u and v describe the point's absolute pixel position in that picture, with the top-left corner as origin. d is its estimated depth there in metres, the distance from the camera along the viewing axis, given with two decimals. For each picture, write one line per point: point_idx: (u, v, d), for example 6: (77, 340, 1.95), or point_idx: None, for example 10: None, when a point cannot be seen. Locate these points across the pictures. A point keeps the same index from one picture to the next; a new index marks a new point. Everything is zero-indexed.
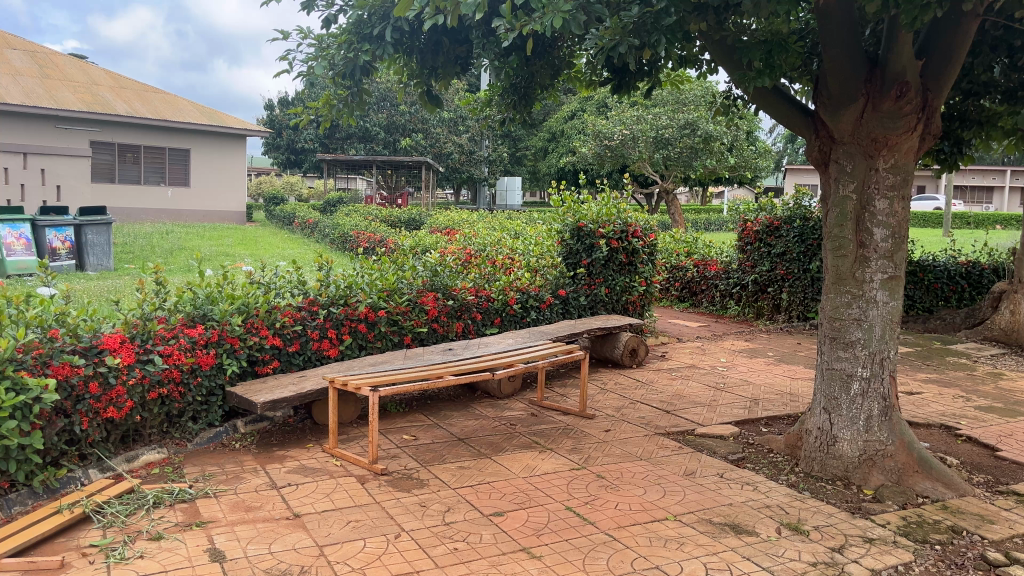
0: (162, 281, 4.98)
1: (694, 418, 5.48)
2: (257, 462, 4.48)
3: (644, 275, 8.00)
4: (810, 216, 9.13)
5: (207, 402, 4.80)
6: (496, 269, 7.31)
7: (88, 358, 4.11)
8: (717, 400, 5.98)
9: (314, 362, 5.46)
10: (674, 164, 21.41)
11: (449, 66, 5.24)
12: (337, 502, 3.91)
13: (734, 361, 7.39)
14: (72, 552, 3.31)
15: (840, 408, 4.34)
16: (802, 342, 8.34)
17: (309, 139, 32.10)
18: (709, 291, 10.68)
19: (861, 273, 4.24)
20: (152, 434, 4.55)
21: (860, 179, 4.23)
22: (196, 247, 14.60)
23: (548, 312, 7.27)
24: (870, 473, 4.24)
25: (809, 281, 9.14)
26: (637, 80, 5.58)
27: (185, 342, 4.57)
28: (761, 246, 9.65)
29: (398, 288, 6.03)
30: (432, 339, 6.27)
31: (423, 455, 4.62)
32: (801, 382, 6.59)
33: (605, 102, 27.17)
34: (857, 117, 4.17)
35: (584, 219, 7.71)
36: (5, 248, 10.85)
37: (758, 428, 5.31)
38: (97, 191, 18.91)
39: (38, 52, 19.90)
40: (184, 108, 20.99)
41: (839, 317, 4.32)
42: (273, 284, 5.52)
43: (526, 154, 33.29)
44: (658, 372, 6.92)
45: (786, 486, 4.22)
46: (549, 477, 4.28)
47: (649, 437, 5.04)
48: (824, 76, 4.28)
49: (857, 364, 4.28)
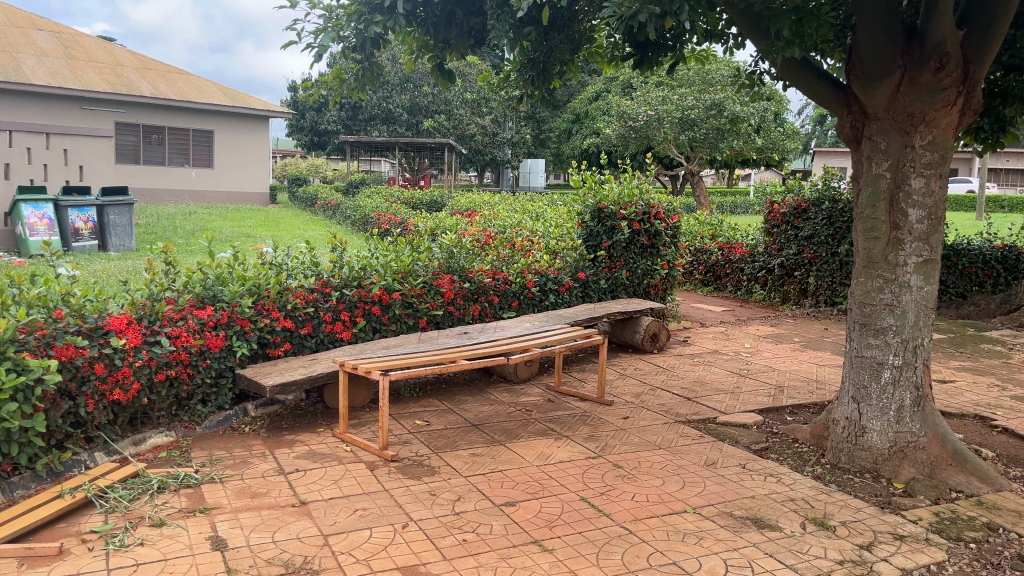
0: (171, 261, 4.87)
1: (716, 406, 5.30)
2: (266, 446, 4.38)
3: (667, 258, 7.78)
4: (839, 198, 8.83)
5: (217, 384, 4.72)
6: (515, 251, 7.19)
7: (93, 340, 4.02)
8: (741, 387, 5.80)
9: (327, 345, 5.36)
10: (700, 146, 21.03)
11: (462, 39, 5.08)
12: (345, 489, 3.80)
13: (759, 347, 7.18)
14: (72, 538, 3.23)
15: (870, 397, 4.15)
16: (830, 328, 8.10)
17: (332, 121, 31.45)
18: (734, 275, 10.45)
19: (894, 257, 4.04)
20: (160, 417, 4.47)
21: (894, 157, 4.01)
22: (217, 229, 14.53)
23: (567, 295, 7.09)
24: (901, 466, 4.05)
25: (837, 265, 8.86)
26: (661, 55, 5.54)
27: (194, 324, 4.48)
28: (788, 229, 9.39)
29: (414, 270, 5.92)
30: (448, 322, 6.16)
31: (435, 442, 4.50)
32: (828, 369, 6.37)
33: (631, 82, 26.81)
34: (893, 90, 3.95)
35: (605, 200, 7.52)
36: (29, 228, 10.94)
37: (783, 416, 5.12)
38: (121, 172, 19.00)
39: (64, 33, 19.97)
40: (208, 89, 20.98)
41: (870, 302, 4.12)
42: (285, 266, 5.43)
43: (550, 136, 33.00)
44: (680, 357, 6.75)
45: (811, 479, 4.04)
46: (565, 466, 4.14)
47: (670, 426, 4.87)
48: (857, 47, 4.05)
49: (887, 351, 4.09)
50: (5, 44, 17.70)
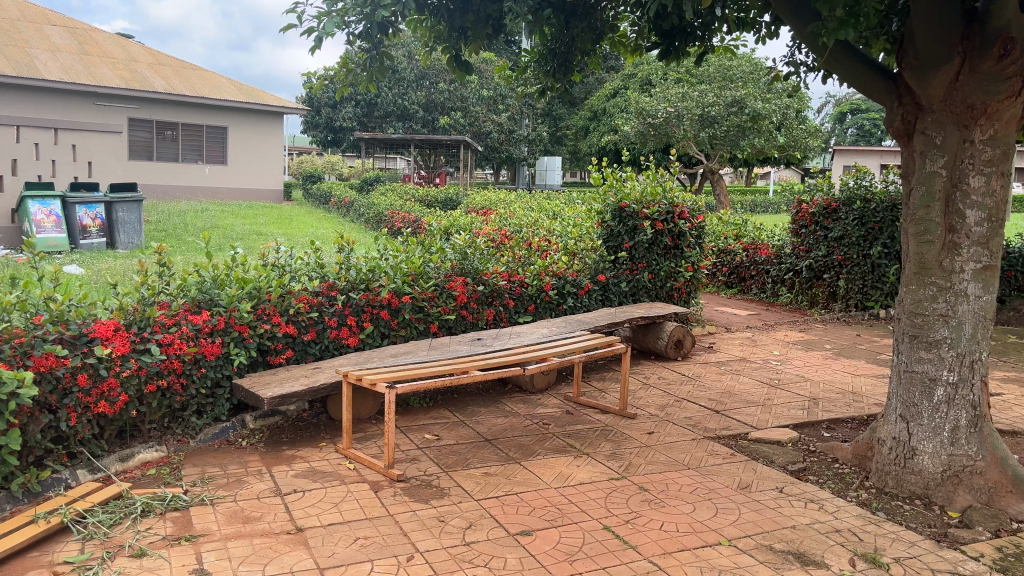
0: (166, 262, 4.57)
1: (746, 420, 4.94)
2: (263, 463, 4.07)
3: (691, 260, 7.40)
4: (871, 197, 8.42)
5: (213, 395, 4.42)
6: (532, 252, 6.87)
7: (76, 349, 3.74)
8: (772, 399, 5.43)
9: (332, 351, 5.06)
10: (720, 144, 20.56)
11: (480, 26, 4.72)
12: (346, 514, 3.48)
13: (788, 354, 6.81)
14: (43, 570, 2.93)
15: (920, 416, 3.78)
16: (862, 334, 7.70)
17: (348, 117, 30.41)
18: (759, 278, 10.04)
19: (950, 263, 3.67)
20: (152, 430, 4.19)
21: (951, 153, 3.64)
22: (228, 226, 14.28)
23: (586, 299, 6.75)
24: (956, 492, 3.68)
25: (868, 268, 8.46)
26: (689, 45, 5.25)
27: (187, 330, 4.19)
28: (817, 230, 8.99)
29: (425, 272, 5.60)
30: (461, 328, 5.84)
31: (446, 459, 4.17)
32: (864, 380, 5.98)
33: (651, 79, 26.41)
34: (951, 79, 3.57)
35: (627, 199, 7.17)
36: (35, 225, 10.86)
37: (819, 432, 4.76)
38: (134, 168, 18.82)
39: (79, 28, 19.83)
40: (222, 85, 20.75)
41: (922, 312, 3.74)
42: (289, 268, 5.13)
43: (566, 133, 32.69)
44: (706, 365, 6.38)
45: (856, 506, 3.68)
46: (586, 489, 3.80)
47: (697, 443, 4.52)
48: (911, 32, 3.67)
49: (941, 366, 3.72)
50: (19, 39, 17.57)
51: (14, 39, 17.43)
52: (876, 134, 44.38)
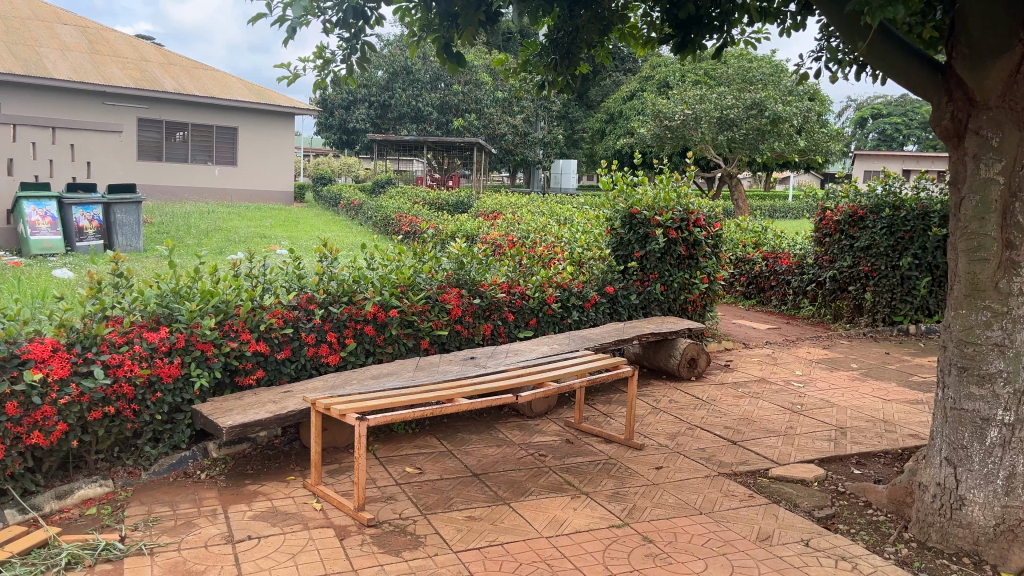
0: (123, 272, 4.13)
1: (766, 454, 4.43)
2: (221, 501, 3.61)
3: (707, 271, 6.87)
4: (901, 204, 7.90)
5: (171, 421, 3.98)
6: (535, 262, 6.41)
7: (6, 372, 3.34)
8: (795, 428, 4.92)
9: (310, 370, 4.60)
10: (739, 147, 19.82)
11: (471, 12, 4.23)
12: (302, 569, 3.02)
13: (811, 375, 6.27)
14: None
15: (970, 460, 3.27)
16: (891, 352, 7.14)
17: (361, 118, 29.44)
18: (780, 288, 9.51)
19: (1007, 284, 3.17)
20: (99, 462, 3.76)
21: (1009, 156, 3.15)
22: (232, 228, 13.89)
23: (592, 312, 6.27)
24: (1011, 550, 3.17)
25: (897, 280, 7.93)
26: (707, 37, 4.79)
27: (141, 349, 3.76)
28: (842, 239, 8.42)
29: (415, 283, 5.14)
30: (454, 343, 5.36)
31: (425, 498, 3.70)
32: (896, 406, 5.44)
33: (669, 82, 25.94)
34: (1012, 71, 3.07)
35: (638, 205, 6.68)
36: (30, 227, 10.42)
37: (848, 469, 4.25)
38: (142, 168, 18.53)
39: (89, 27, 19.53)
40: (233, 85, 20.44)
41: (973, 341, 3.24)
42: (263, 279, 4.68)
43: (582, 137, 32.29)
44: (722, 387, 5.86)
45: (895, 567, 3.18)
46: (581, 540, 3.31)
47: (711, 481, 4.03)
48: (964, 16, 3.16)
49: (995, 405, 3.20)
50: (28, 38, 17.32)
51: (23, 38, 17.18)
52: (897, 138, 43.58)
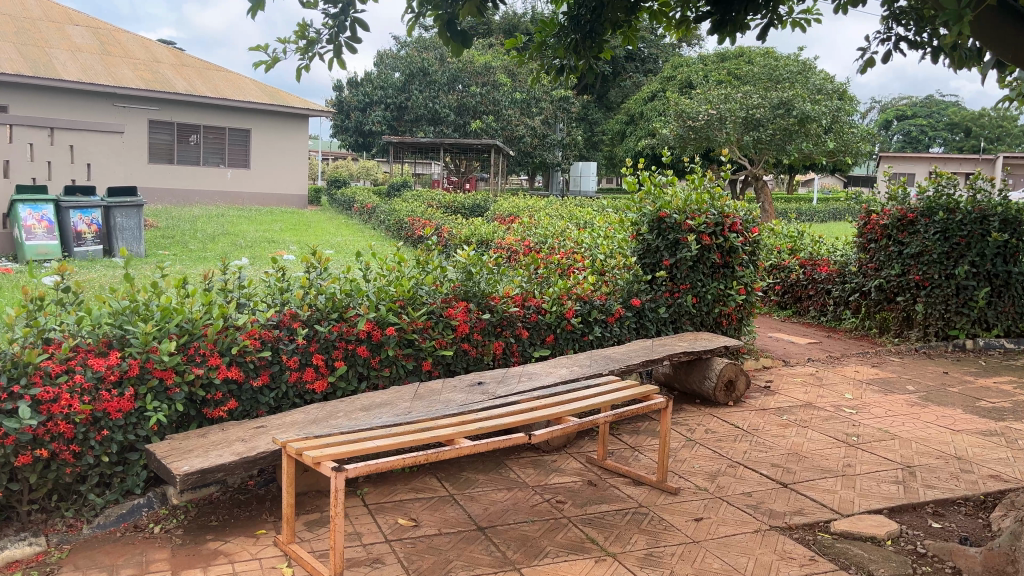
0: (70, 287, 3.56)
1: (824, 501, 3.75)
2: (172, 564, 2.99)
3: (743, 281, 6.17)
4: (956, 207, 7.22)
5: (124, 462, 3.38)
6: (555, 271, 5.75)
7: None
8: (854, 466, 4.24)
9: (293, 399, 3.98)
10: (766, 149, 18.80)
11: None
12: None
13: (863, 399, 5.57)
14: None
15: None
16: (950, 372, 6.42)
17: (377, 121, 29.09)
18: (818, 298, 8.80)
19: None
20: (33, 513, 3.18)
21: None
22: (240, 233, 13.36)
23: (617, 328, 5.63)
24: None
25: (952, 289, 7.22)
26: (752, 14, 4.13)
27: (83, 380, 3.17)
28: (889, 245, 7.70)
29: (416, 295, 4.50)
30: (461, 364, 4.71)
31: (418, 561, 3.06)
32: (967, 438, 4.73)
33: (692, 82, 25.24)
34: None
35: (667, 208, 6.02)
36: (25, 231, 9.78)
37: (926, 522, 3.56)
38: (151, 171, 18.06)
39: (101, 28, 19.12)
40: (245, 86, 19.95)
41: None
42: (239, 294, 4.07)
43: (602, 139, 31.63)
44: (763, 413, 5.19)
45: None
46: None
47: (763, 538, 3.36)
48: None
49: None
50: (38, 38, 16.93)
51: (33, 39, 16.81)
52: (923, 140, 42.67)
